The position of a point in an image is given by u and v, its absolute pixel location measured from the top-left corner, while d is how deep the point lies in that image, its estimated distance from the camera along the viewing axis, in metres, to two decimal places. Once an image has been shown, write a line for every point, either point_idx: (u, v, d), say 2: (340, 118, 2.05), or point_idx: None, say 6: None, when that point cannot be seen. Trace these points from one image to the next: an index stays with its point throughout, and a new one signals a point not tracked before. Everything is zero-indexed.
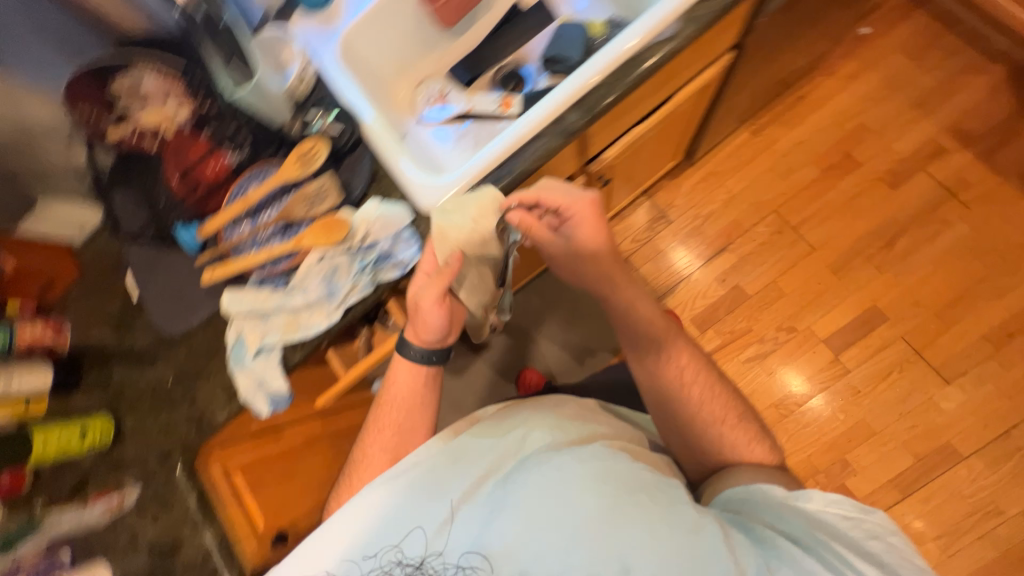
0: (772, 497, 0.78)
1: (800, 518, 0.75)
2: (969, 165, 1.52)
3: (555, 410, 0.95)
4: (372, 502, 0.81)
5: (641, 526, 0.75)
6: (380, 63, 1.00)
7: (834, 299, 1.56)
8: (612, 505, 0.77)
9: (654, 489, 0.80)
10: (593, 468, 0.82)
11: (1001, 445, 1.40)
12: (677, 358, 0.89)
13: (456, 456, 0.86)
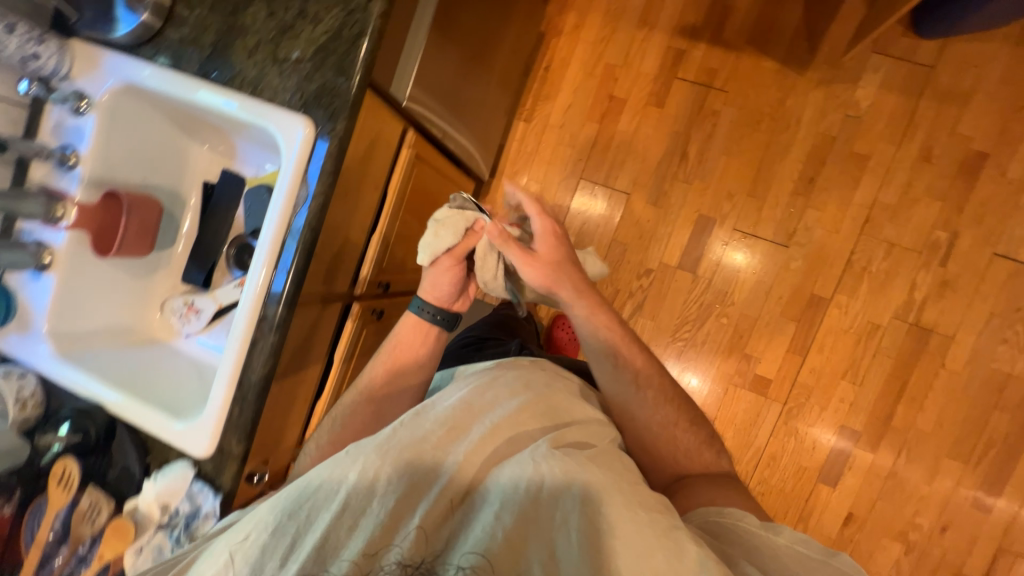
0: (747, 530, 0.68)
1: (779, 553, 0.64)
2: (708, 55, 1.60)
3: (562, 384, 0.80)
4: (370, 460, 0.59)
5: (657, 539, 0.55)
6: (103, 322, 0.97)
7: (666, 226, 1.65)
8: (626, 514, 0.56)
9: (663, 508, 0.60)
10: (604, 460, 0.64)
11: (853, 273, 1.53)
12: (633, 359, 0.88)
13: (476, 417, 0.67)
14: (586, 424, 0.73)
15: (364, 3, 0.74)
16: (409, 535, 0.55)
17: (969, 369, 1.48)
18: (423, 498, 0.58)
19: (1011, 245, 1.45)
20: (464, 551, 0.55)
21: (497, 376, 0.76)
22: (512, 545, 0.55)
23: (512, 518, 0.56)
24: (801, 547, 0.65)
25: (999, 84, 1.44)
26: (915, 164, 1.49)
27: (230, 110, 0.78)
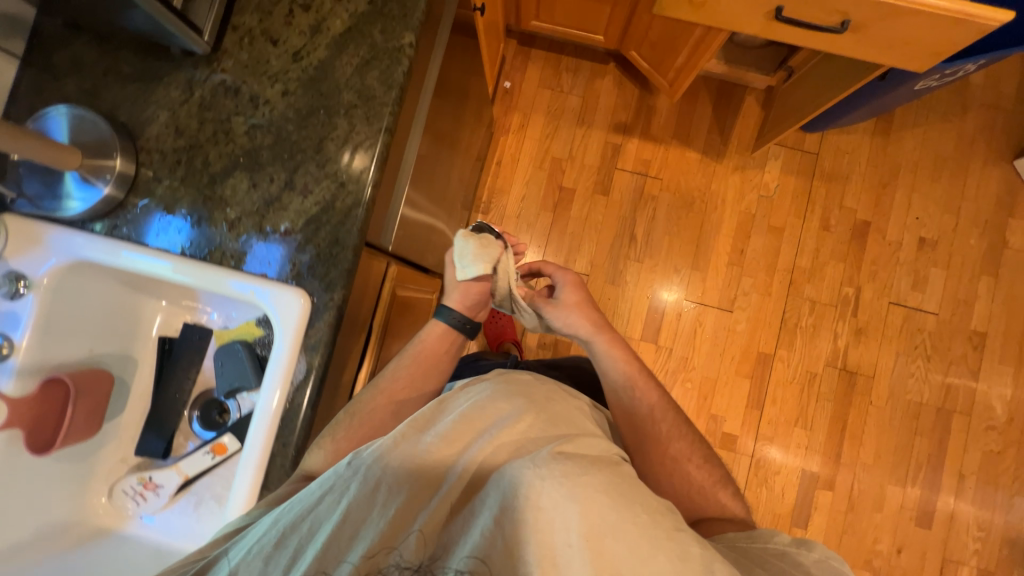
0: (775, 552, 0.71)
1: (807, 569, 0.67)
2: (641, 148, 1.80)
3: (561, 398, 0.80)
4: (372, 473, 0.60)
5: (655, 541, 0.57)
6: (37, 521, 0.81)
7: (625, 301, 1.77)
8: (626, 518, 0.57)
9: (662, 509, 0.61)
10: (605, 465, 0.64)
11: (788, 329, 1.74)
12: (650, 395, 0.95)
13: (477, 428, 0.67)
14: (584, 428, 0.73)
15: (356, 175, 0.75)
16: (413, 541, 0.57)
17: (891, 403, 1.72)
18: (425, 507, 0.59)
19: (900, 294, 1.74)
20: (467, 553, 0.55)
21: (497, 386, 0.76)
22: (514, 545, 0.56)
23: (516, 520, 0.56)
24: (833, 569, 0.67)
25: (866, 166, 1.78)
26: (819, 232, 1.77)
27: (212, 288, 0.74)
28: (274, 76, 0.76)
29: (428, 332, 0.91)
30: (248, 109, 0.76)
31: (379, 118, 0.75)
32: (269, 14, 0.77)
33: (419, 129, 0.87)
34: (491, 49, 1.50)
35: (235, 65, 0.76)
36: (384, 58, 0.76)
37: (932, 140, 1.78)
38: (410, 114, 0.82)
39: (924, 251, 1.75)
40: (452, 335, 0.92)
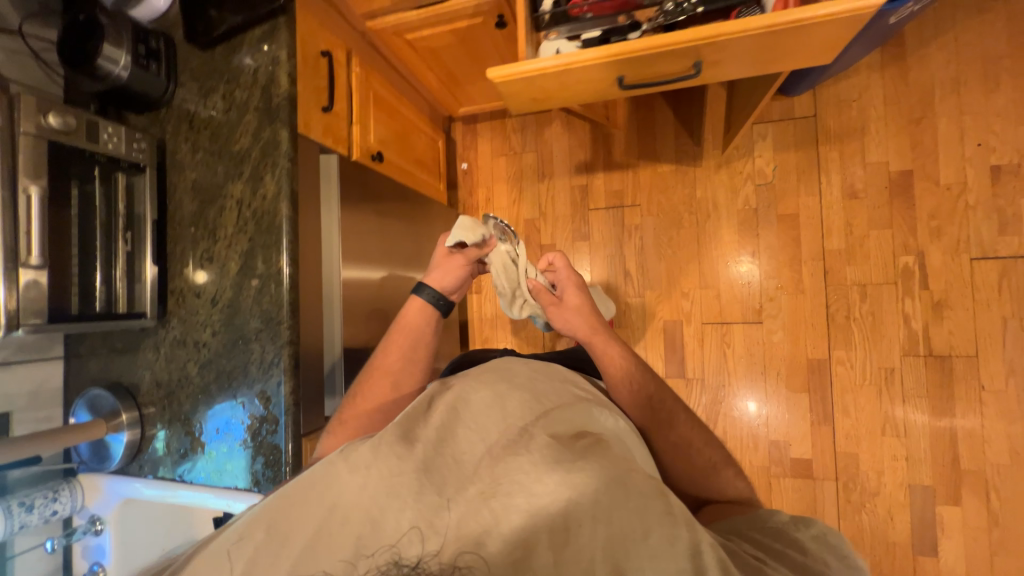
0: (772, 528, 0.63)
1: (801, 545, 0.59)
2: (609, 180, 1.72)
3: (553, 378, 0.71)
4: (360, 455, 0.49)
5: (649, 523, 0.48)
6: None
7: (639, 341, 1.66)
8: (617, 500, 0.48)
9: (655, 490, 0.51)
10: (596, 446, 0.55)
11: (839, 325, 1.48)
12: (647, 386, 0.91)
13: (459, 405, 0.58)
14: (575, 403, 0.65)
15: (275, 388, 0.88)
16: (401, 532, 0.44)
17: (1013, 382, 1.35)
18: (420, 488, 0.47)
19: (985, 245, 1.37)
20: (464, 543, 0.44)
21: (482, 370, 0.67)
22: (508, 529, 0.45)
23: (508, 501, 0.46)
24: (830, 545, 0.59)
25: (886, 106, 1.46)
26: (845, 203, 1.48)
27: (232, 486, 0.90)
28: (204, 321, 0.93)
29: (408, 309, 1.00)
30: (195, 353, 0.94)
31: (281, 334, 0.88)
32: (189, 272, 0.94)
33: (335, 283, 1.01)
34: (427, 157, 1.57)
35: (178, 321, 0.95)
36: (270, 282, 0.88)
37: (973, 42, 1.39)
38: (312, 311, 0.94)
39: (1003, 181, 1.36)
40: (430, 309, 1.00)
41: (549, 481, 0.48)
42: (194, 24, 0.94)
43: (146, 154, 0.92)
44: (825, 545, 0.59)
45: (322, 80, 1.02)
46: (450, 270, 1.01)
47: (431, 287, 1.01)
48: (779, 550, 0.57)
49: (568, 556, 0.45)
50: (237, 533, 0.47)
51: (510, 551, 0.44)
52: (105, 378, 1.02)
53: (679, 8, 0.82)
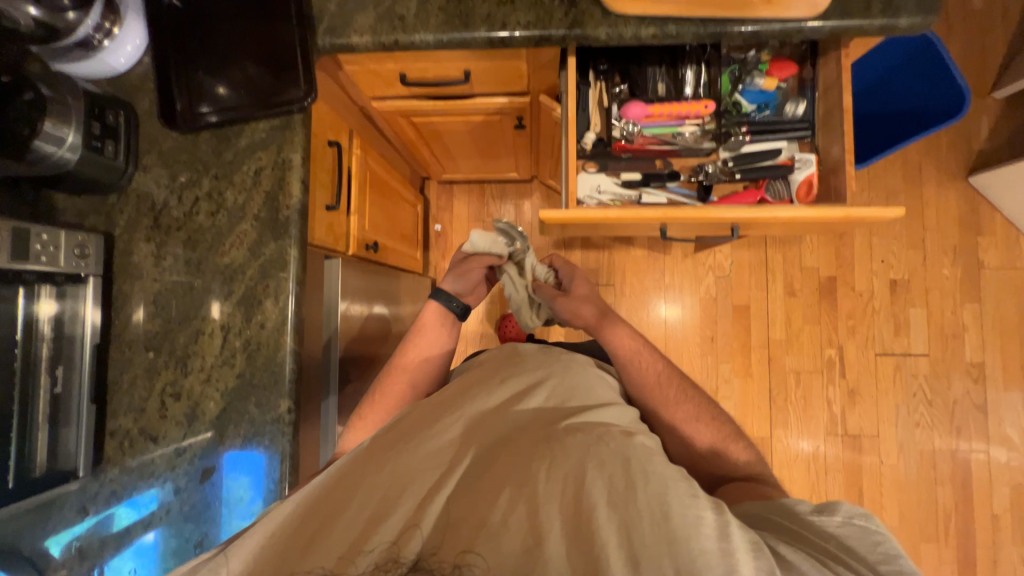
0: (791, 521, 0.54)
1: (823, 547, 0.50)
2: (586, 258, 1.75)
3: (567, 370, 0.77)
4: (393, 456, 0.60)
5: (670, 502, 0.50)
6: None
7: None
8: (627, 487, 0.52)
9: (678, 476, 0.54)
10: (614, 437, 0.60)
11: (778, 407, 1.68)
12: (652, 365, 0.88)
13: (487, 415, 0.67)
14: (600, 402, 0.71)
15: None
16: (423, 522, 0.52)
17: (902, 458, 1.65)
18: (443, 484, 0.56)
19: (885, 344, 1.67)
20: (476, 530, 0.51)
21: (510, 371, 0.76)
22: (518, 515, 0.52)
23: (522, 499, 0.53)
24: (859, 537, 0.50)
25: None
26: (785, 299, 1.70)
27: None
28: (161, 472, 0.74)
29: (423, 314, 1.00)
30: (144, 514, 0.73)
31: (275, 496, 0.73)
32: (142, 410, 0.74)
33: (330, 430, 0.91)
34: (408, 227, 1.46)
35: (120, 471, 0.74)
36: (264, 431, 0.74)
37: (878, 177, 1.70)
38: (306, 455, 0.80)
39: (898, 293, 1.68)
40: (448, 314, 1.01)
41: (558, 469, 0.55)
42: (172, 102, 0.76)
43: (89, 261, 0.71)
44: (849, 537, 0.51)
45: (327, 173, 0.89)
46: (465, 275, 1.03)
47: (449, 294, 1.03)
48: (795, 534, 0.52)
49: (579, 538, 0.49)
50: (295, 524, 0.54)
51: (522, 539, 0.50)
52: None
53: (716, 169, 0.87)
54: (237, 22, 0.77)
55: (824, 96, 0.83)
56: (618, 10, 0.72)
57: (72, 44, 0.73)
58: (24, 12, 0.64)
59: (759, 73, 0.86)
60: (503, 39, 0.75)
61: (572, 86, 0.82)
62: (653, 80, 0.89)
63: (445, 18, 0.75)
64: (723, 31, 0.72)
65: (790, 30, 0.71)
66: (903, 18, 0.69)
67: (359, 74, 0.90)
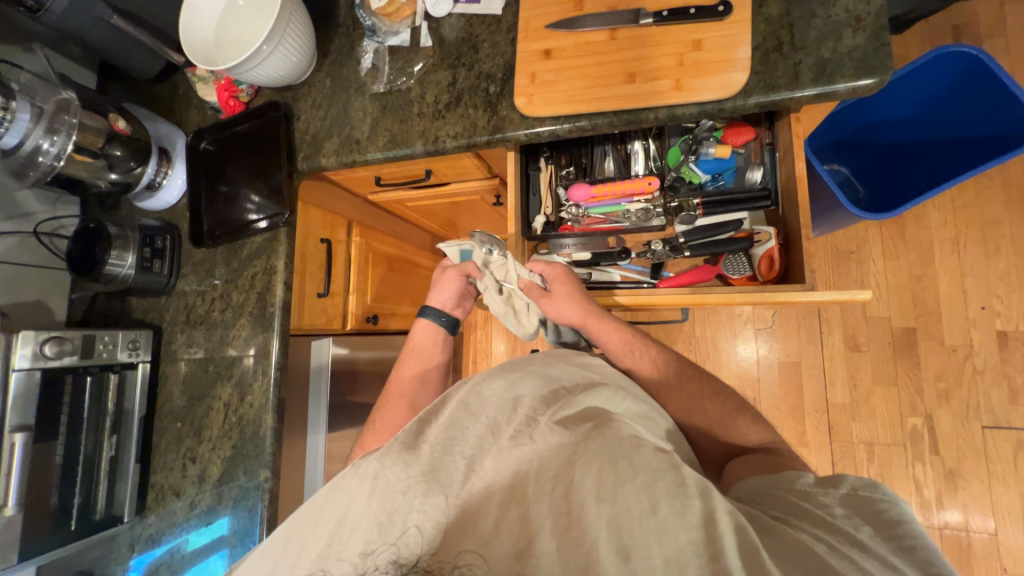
0: (788, 492, 0.48)
1: (817, 510, 0.44)
2: None
3: (553, 363, 0.66)
4: (364, 465, 0.46)
5: (657, 496, 0.39)
6: None
7: None
8: (623, 476, 0.41)
9: (666, 462, 0.42)
10: (604, 424, 0.48)
11: None
12: (644, 352, 0.75)
13: (449, 403, 0.53)
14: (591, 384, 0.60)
15: None
16: (401, 538, 0.41)
17: None
18: (424, 487, 0.43)
19: (994, 414, 1.32)
20: (462, 534, 0.41)
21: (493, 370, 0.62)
22: (507, 520, 0.40)
23: (501, 497, 0.42)
24: (864, 503, 0.44)
25: (884, 261, 1.42)
26: (847, 355, 1.43)
27: None
28: (181, 521, 0.91)
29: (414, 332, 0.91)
30: (168, 558, 0.90)
31: None
32: (172, 469, 0.93)
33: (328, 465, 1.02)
34: (424, 288, 1.57)
35: (155, 518, 0.92)
36: (250, 496, 0.88)
37: (969, 205, 1.38)
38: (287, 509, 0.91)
39: (1010, 348, 1.32)
40: (438, 329, 0.90)
41: (548, 464, 0.43)
42: (199, 224, 0.98)
43: (141, 351, 0.93)
44: (857, 502, 0.44)
45: (318, 266, 1.07)
46: (447, 285, 0.89)
47: (435, 307, 0.90)
48: (793, 506, 0.46)
49: (572, 542, 0.38)
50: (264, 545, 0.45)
51: (511, 542, 0.39)
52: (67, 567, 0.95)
53: (665, 247, 0.84)
54: (243, 158, 0.97)
55: (782, 163, 0.77)
56: (531, 113, 0.75)
57: (142, 188, 0.96)
58: (105, 178, 0.91)
59: (711, 142, 0.80)
60: (437, 149, 0.83)
61: (512, 177, 0.86)
62: (602, 157, 0.89)
63: (391, 136, 0.86)
64: (637, 119, 0.71)
65: (711, 110, 0.68)
66: (840, 84, 0.63)
67: (345, 180, 1.06)
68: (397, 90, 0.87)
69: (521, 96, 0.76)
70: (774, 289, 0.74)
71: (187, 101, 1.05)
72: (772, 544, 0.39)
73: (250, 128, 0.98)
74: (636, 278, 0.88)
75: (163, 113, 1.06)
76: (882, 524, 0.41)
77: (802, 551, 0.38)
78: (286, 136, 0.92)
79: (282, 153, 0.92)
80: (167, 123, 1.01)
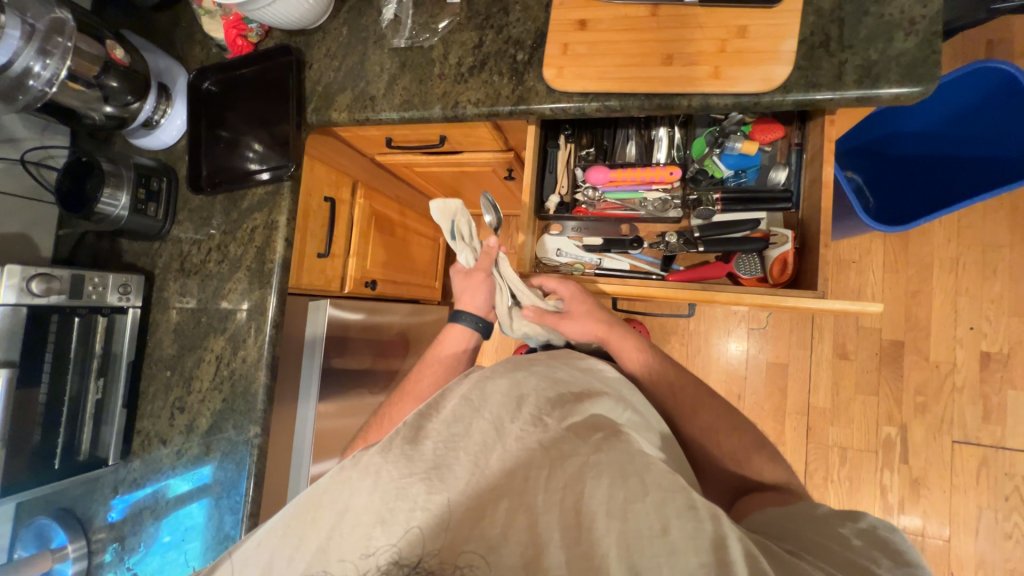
0: (810, 519, 0.50)
1: (840, 543, 0.45)
2: None
3: (561, 365, 0.65)
4: (367, 459, 0.46)
5: (669, 517, 0.40)
6: None
7: None
8: (633, 494, 0.41)
9: (677, 483, 0.43)
10: (614, 436, 0.48)
11: (814, 485, 1.43)
12: (666, 374, 0.74)
13: (455, 399, 0.52)
14: (594, 391, 0.60)
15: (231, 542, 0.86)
16: (404, 535, 0.41)
17: (982, 574, 1.31)
18: (428, 483, 0.43)
19: (966, 430, 1.35)
20: (466, 535, 0.40)
21: (496, 367, 0.62)
22: (517, 528, 0.41)
23: (510, 502, 0.42)
24: (882, 542, 0.45)
25: (884, 273, 1.42)
26: (834, 361, 1.44)
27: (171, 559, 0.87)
28: (166, 469, 0.90)
29: (443, 336, 0.86)
30: (151, 503, 0.90)
31: (240, 508, 0.86)
32: (159, 417, 0.93)
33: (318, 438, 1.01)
34: (423, 258, 1.53)
35: (140, 464, 0.92)
36: (238, 450, 0.87)
37: (975, 226, 1.37)
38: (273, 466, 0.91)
39: (991, 370, 1.34)
40: (472, 333, 0.85)
41: (558, 474, 0.43)
42: (198, 167, 0.93)
43: (131, 296, 0.90)
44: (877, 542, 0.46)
45: (320, 225, 1.04)
46: (477, 288, 0.83)
47: (467, 313, 0.84)
48: (813, 541, 0.47)
49: (581, 555, 0.39)
50: (266, 530, 0.45)
51: (519, 549, 0.40)
52: (47, 504, 0.94)
53: (679, 240, 0.84)
54: (248, 103, 0.92)
55: (809, 166, 0.75)
56: (559, 87, 0.72)
57: (138, 125, 0.91)
58: (99, 110, 0.86)
59: (738, 136, 0.78)
60: (456, 114, 0.79)
61: (531, 153, 0.83)
62: (624, 141, 0.86)
63: (408, 96, 0.82)
64: (671, 103, 0.68)
65: (747, 102, 0.65)
66: (884, 89, 0.61)
67: (354, 138, 1.02)
68: (418, 46, 0.82)
69: (551, 67, 0.72)
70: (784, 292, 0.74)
71: (191, 35, 0.98)
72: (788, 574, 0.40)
73: (257, 72, 0.92)
74: (646, 268, 0.87)
75: (163, 46, 0.99)
76: (898, 563, 0.43)
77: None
78: (297, 84, 0.87)
79: (292, 103, 0.87)
80: (166, 55, 0.95)
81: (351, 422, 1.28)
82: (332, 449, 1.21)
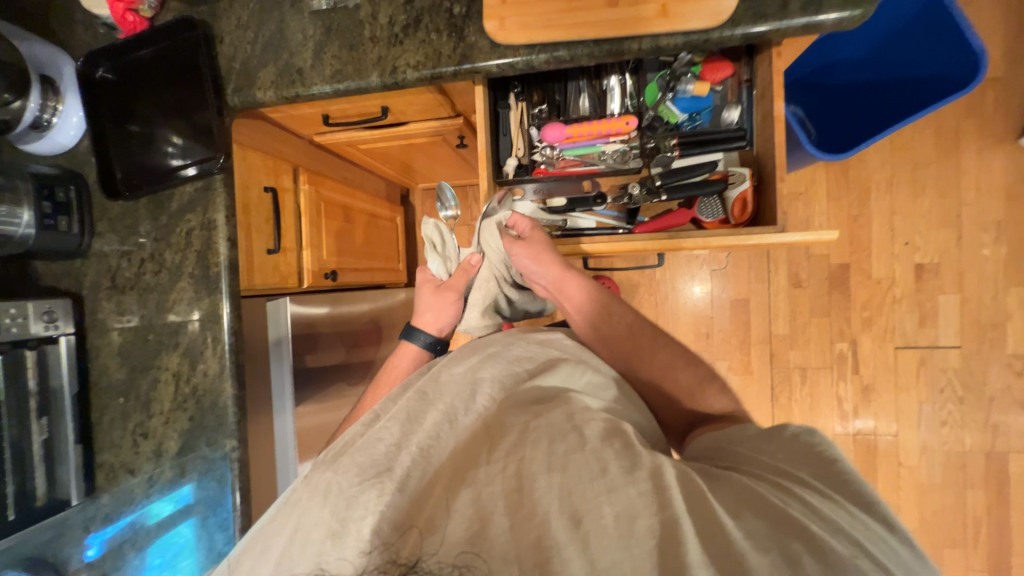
0: (739, 445, 0.49)
1: (763, 457, 0.45)
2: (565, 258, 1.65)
3: (517, 343, 0.64)
4: (319, 476, 0.43)
5: (607, 459, 0.39)
6: None
7: None
8: (572, 445, 0.40)
9: (614, 428, 0.43)
10: (557, 399, 0.48)
11: (780, 405, 1.54)
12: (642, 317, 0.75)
13: (407, 398, 0.51)
14: (551, 363, 0.59)
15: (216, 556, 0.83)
16: (355, 545, 0.36)
17: (925, 459, 1.46)
18: (374, 482, 0.40)
19: (906, 336, 1.46)
20: (413, 526, 0.36)
21: (454, 355, 0.63)
22: (459, 504, 0.36)
23: (455, 481, 0.38)
24: (808, 443, 0.44)
25: (828, 202, 1.46)
26: (790, 290, 1.51)
27: None
28: (139, 501, 0.85)
29: (398, 359, 0.84)
30: (131, 535, 0.84)
31: (231, 524, 0.83)
32: (120, 447, 0.86)
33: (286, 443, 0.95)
34: (382, 241, 1.46)
35: (110, 498, 0.86)
36: (217, 467, 0.83)
37: (905, 147, 1.40)
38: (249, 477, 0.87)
39: (925, 279, 1.43)
40: (426, 356, 0.84)
41: (498, 445, 0.41)
42: (111, 172, 0.83)
43: (60, 322, 0.80)
44: (802, 448, 0.44)
45: (264, 219, 0.97)
46: (445, 308, 0.82)
47: (424, 332, 0.83)
48: (745, 456, 0.47)
49: (523, 517, 0.35)
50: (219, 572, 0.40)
51: (463, 525, 0.35)
52: None
53: (642, 191, 0.83)
54: (157, 89, 0.81)
55: (760, 102, 0.76)
56: (503, 40, 0.67)
57: (24, 128, 0.79)
58: None
59: (690, 78, 0.77)
60: (395, 81, 0.73)
61: (481, 116, 0.78)
62: (576, 94, 0.83)
63: (340, 65, 0.75)
64: (620, 49, 0.66)
65: (696, 41, 0.64)
66: (827, 14, 0.60)
67: (284, 118, 0.93)
68: (342, 8, 0.75)
69: (492, 19, 0.67)
70: (748, 230, 0.76)
71: (70, 15, 0.84)
72: (720, 489, 0.40)
73: (157, 53, 0.81)
74: (613, 224, 0.86)
75: (36, 30, 0.85)
76: (821, 460, 0.42)
77: (745, 494, 0.39)
78: (209, 64, 0.78)
79: (207, 85, 0.77)
80: (41, 40, 0.81)
81: (330, 418, 1.24)
82: (316, 446, 1.18)
